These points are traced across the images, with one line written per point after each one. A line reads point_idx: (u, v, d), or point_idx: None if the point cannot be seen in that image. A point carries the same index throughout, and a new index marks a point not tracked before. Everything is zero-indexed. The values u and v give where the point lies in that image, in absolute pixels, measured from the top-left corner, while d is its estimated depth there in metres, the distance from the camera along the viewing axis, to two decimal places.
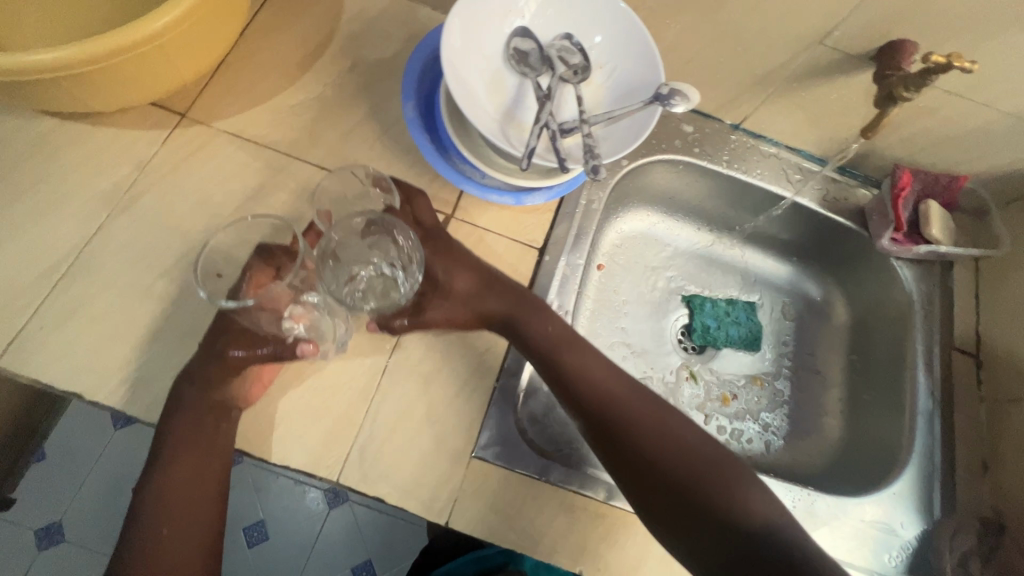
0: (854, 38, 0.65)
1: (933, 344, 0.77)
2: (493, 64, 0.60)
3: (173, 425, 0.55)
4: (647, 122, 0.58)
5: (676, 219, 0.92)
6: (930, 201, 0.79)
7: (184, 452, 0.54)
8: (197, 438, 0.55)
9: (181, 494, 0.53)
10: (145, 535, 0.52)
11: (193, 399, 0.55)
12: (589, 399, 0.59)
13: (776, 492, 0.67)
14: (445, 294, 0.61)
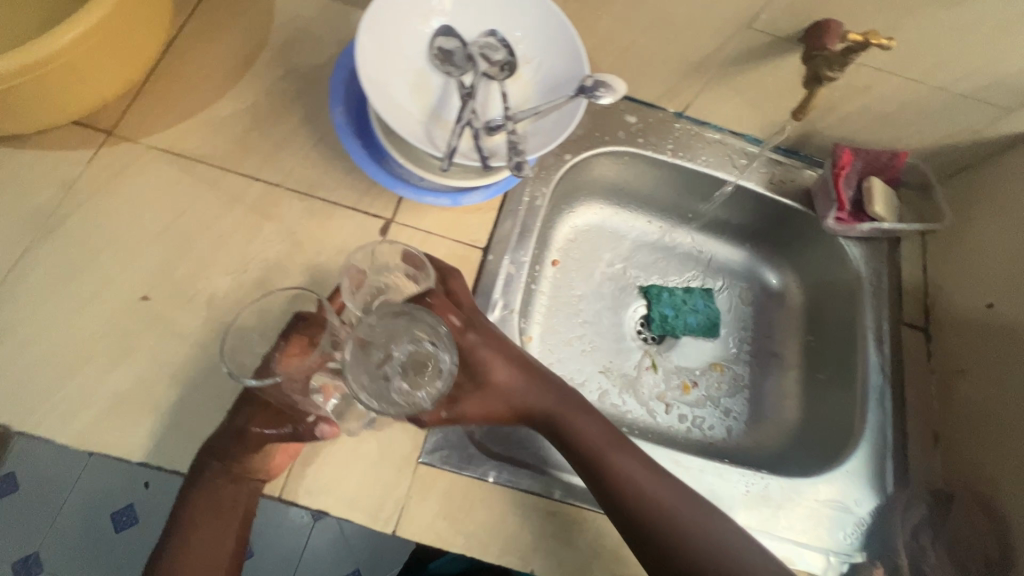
0: (780, 20, 0.65)
1: (882, 321, 0.78)
2: (417, 64, 0.60)
3: (196, 494, 0.55)
4: (572, 116, 0.58)
5: (630, 210, 0.92)
6: (872, 177, 0.79)
7: (207, 521, 0.56)
8: (222, 509, 0.56)
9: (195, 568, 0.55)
10: None
11: (219, 470, 0.56)
12: (623, 501, 0.57)
13: (730, 477, 0.68)
14: (483, 387, 0.59)
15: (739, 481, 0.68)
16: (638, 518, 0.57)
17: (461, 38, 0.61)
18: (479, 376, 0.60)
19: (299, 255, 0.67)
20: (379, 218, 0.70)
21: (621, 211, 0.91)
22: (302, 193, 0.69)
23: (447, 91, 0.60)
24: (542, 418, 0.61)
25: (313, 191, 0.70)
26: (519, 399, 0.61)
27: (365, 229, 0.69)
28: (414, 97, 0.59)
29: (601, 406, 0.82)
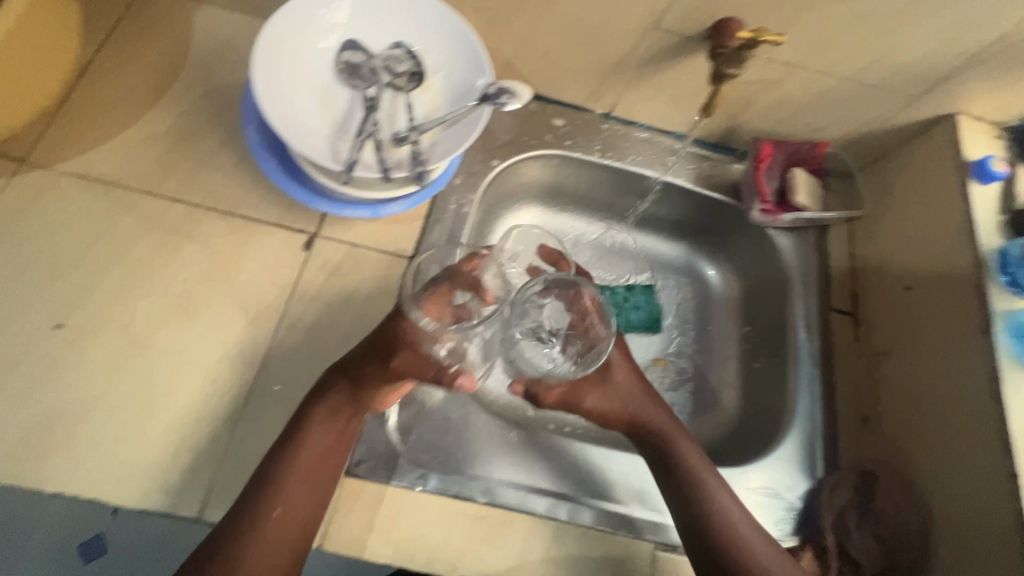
0: (683, 21, 0.67)
1: (811, 307, 0.80)
2: (322, 79, 0.60)
3: (305, 419, 0.57)
4: (475, 125, 0.59)
5: (567, 210, 0.92)
6: (795, 167, 0.81)
7: (308, 447, 0.56)
8: (327, 436, 0.57)
9: (296, 485, 0.55)
10: (261, 503, 0.54)
11: (334, 394, 0.58)
12: (701, 521, 0.60)
13: None
14: (604, 387, 0.66)
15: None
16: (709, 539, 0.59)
17: (366, 51, 0.61)
18: (603, 382, 0.66)
19: (222, 274, 0.67)
20: (304, 232, 0.70)
21: (558, 212, 0.92)
22: (223, 211, 0.69)
23: (355, 104, 0.61)
24: (647, 426, 0.65)
25: (234, 209, 0.70)
26: (634, 408, 0.66)
27: (288, 245, 0.69)
28: (320, 112, 0.59)
29: None
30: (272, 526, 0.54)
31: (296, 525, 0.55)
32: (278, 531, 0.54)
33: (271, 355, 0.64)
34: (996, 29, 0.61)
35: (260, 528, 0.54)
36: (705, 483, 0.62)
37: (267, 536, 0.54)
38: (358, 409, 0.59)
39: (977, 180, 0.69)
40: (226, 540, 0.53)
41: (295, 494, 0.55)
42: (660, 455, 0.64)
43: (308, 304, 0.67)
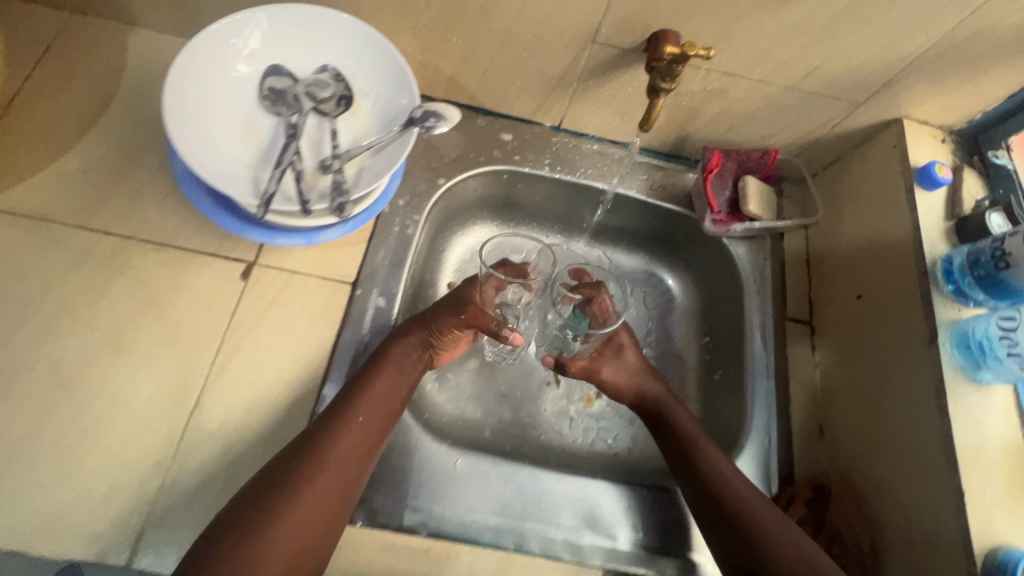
0: (619, 34, 0.65)
1: (767, 317, 0.78)
2: (245, 107, 0.58)
3: (384, 350, 0.65)
4: (403, 149, 0.58)
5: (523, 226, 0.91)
6: (746, 176, 0.80)
7: (386, 371, 0.64)
8: (402, 366, 0.65)
9: (369, 407, 0.61)
10: (340, 418, 0.59)
11: (407, 333, 0.67)
12: (704, 482, 0.63)
13: (609, 494, 0.67)
14: (617, 361, 0.73)
15: (620, 497, 0.67)
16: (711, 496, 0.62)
17: (292, 76, 0.59)
18: (617, 357, 0.73)
19: (155, 308, 0.65)
20: (241, 261, 0.68)
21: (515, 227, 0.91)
22: (156, 243, 0.67)
23: (280, 132, 0.59)
24: (653, 400, 0.72)
25: (169, 240, 0.68)
26: (641, 382, 0.73)
27: (225, 275, 0.67)
28: (242, 141, 0.57)
29: (502, 425, 0.80)
30: (352, 432, 0.59)
31: (370, 436, 0.60)
32: (355, 436, 0.59)
33: (207, 390, 0.62)
34: (934, 34, 0.60)
35: (343, 430, 0.59)
36: (708, 454, 0.65)
37: (347, 440, 0.58)
38: (424, 354, 0.69)
39: (921, 187, 0.68)
40: (314, 436, 0.58)
41: (373, 409, 0.61)
42: (666, 426, 0.70)
43: (244, 336, 0.65)
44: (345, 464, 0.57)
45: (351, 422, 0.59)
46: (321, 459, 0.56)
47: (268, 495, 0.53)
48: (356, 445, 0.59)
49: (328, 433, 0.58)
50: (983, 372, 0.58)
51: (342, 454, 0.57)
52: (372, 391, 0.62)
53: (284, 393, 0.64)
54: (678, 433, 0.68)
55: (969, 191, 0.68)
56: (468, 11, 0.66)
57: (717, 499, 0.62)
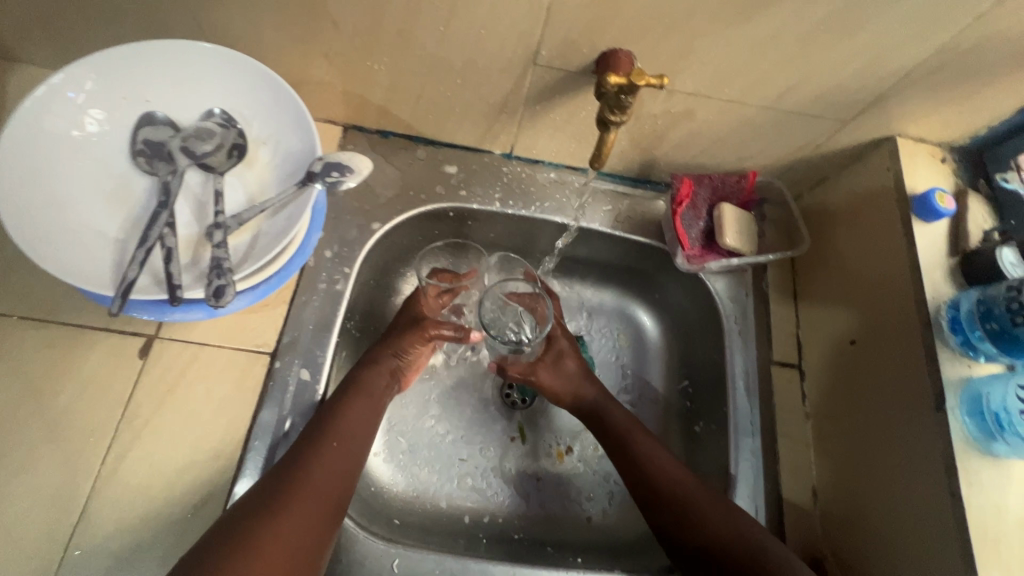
0: (564, 56, 0.56)
1: (751, 363, 0.69)
2: (112, 167, 0.48)
3: (354, 377, 0.62)
4: (303, 210, 0.49)
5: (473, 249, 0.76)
6: (722, 204, 0.70)
7: (358, 397, 0.60)
8: (371, 390, 0.61)
9: (344, 429, 0.57)
10: (319, 443, 0.55)
11: (375, 359, 0.64)
12: (665, 495, 0.59)
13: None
14: (555, 366, 0.67)
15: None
16: (677, 510, 0.58)
17: (170, 125, 0.50)
18: (556, 365, 0.67)
19: (34, 398, 0.55)
20: (140, 335, 0.59)
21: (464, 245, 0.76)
22: (36, 319, 0.58)
23: (156, 194, 0.49)
24: (597, 411, 0.66)
25: (50, 315, 0.58)
26: (579, 388, 0.67)
27: (119, 353, 0.58)
28: (110, 210, 0.47)
29: (460, 492, 0.71)
30: (328, 464, 0.54)
31: (347, 470, 0.55)
32: (331, 466, 0.54)
33: (97, 494, 0.53)
34: (932, 44, 0.51)
35: (319, 461, 0.53)
36: (664, 466, 0.61)
37: (321, 472, 0.53)
38: (389, 373, 0.64)
39: (920, 218, 0.59)
40: (288, 471, 0.52)
41: (346, 438, 0.56)
42: (611, 435, 0.65)
43: (142, 426, 0.56)
44: (330, 488, 0.53)
45: (327, 451, 0.54)
46: (297, 493, 0.50)
47: (236, 535, 0.46)
48: (333, 476, 0.54)
49: (308, 456, 0.53)
50: (997, 444, 0.49)
51: (317, 488, 0.52)
52: (348, 421, 0.58)
53: (192, 490, 0.55)
54: (630, 445, 0.63)
55: (975, 221, 0.59)
56: (385, 36, 0.56)
57: (683, 514, 0.57)
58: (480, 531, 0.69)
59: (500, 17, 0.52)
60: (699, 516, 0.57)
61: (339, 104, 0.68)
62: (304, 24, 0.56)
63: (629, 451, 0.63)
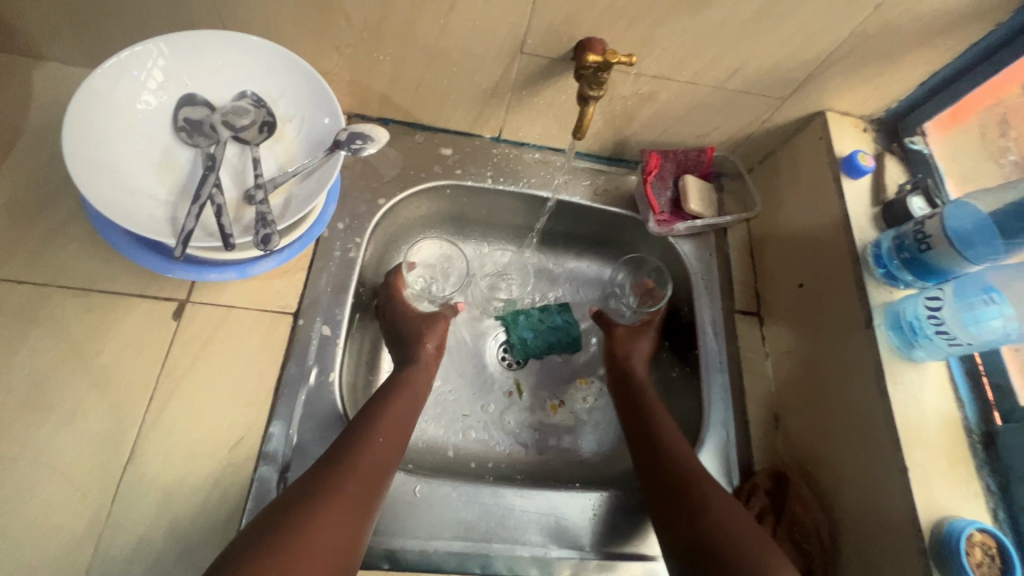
0: (547, 44, 0.65)
1: (717, 312, 0.79)
2: (159, 141, 0.55)
3: (400, 376, 0.68)
4: (329, 174, 0.56)
5: (552, 274, 0.91)
6: (686, 175, 0.81)
7: (397, 399, 0.65)
8: (407, 394, 0.66)
9: (389, 422, 0.62)
10: (368, 433, 0.59)
11: (414, 356, 0.71)
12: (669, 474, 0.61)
13: (567, 496, 0.66)
14: (639, 331, 0.80)
15: (585, 505, 0.66)
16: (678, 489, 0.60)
17: (208, 104, 0.57)
18: (633, 335, 0.80)
19: (77, 357, 0.60)
20: (173, 299, 0.65)
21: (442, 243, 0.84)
22: (76, 288, 0.63)
23: (199, 163, 0.56)
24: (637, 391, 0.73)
25: (89, 284, 0.63)
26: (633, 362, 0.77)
27: (155, 316, 0.64)
28: (159, 179, 0.54)
29: (465, 443, 0.79)
30: (374, 453, 0.58)
31: (388, 460, 0.59)
32: (380, 452, 0.59)
33: (143, 439, 0.59)
34: (846, 30, 0.62)
35: (368, 453, 0.58)
36: (681, 451, 0.63)
37: (368, 463, 0.57)
38: (425, 359, 0.72)
39: (847, 176, 0.71)
40: (340, 457, 0.56)
41: (389, 434, 0.61)
42: (639, 420, 0.69)
43: (180, 379, 0.62)
44: (376, 476, 0.57)
45: (372, 444, 0.59)
46: (349, 478, 0.55)
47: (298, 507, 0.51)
48: (380, 465, 0.58)
49: (356, 445, 0.58)
50: (917, 350, 0.59)
51: (363, 473, 0.56)
52: (390, 417, 0.62)
53: (225, 436, 0.60)
54: (654, 430, 0.67)
55: (892, 178, 0.71)
56: (391, 29, 0.65)
57: (682, 488, 0.59)
58: (484, 473, 0.76)
59: (492, 10, 0.61)
60: (699, 492, 0.59)
61: (345, 94, 0.75)
62: (319, 20, 0.64)
63: (649, 433, 0.66)
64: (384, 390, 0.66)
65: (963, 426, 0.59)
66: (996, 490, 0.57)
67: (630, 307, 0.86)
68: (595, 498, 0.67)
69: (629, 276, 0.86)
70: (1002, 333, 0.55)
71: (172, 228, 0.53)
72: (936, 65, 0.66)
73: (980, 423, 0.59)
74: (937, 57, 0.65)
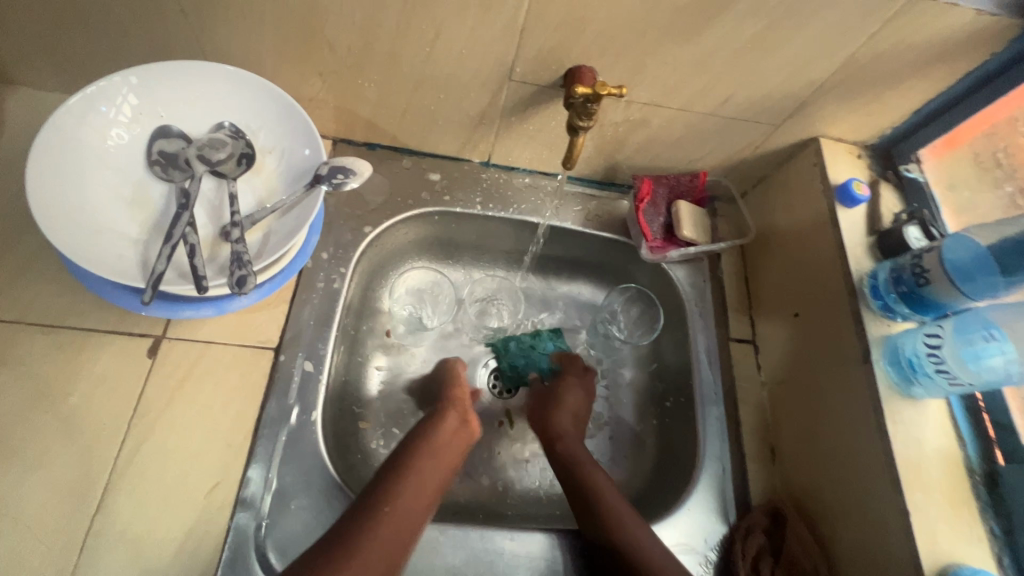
0: (535, 72, 0.64)
1: (711, 340, 0.77)
2: (131, 176, 0.53)
3: (431, 430, 0.66)
4: (310, 211, 0.54)
5: (540, 297, 0.88)
6: (678, 201, 0.79)
7: (425, 455, 0.62)
8: (437, 445, 0.64)
9: (412, 489, 0.59)
10: (386, 503, 0.56)
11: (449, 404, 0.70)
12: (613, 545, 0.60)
13: (517, 535, 0.64)
14: (567, 385, 0.76)
15: (537, 544, 0.64)
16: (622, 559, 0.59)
17: (183, 137, 0.55)
18: (557, 391, 0.76)
19: (45, 399, 0.58)
20: (147, 335, 0.62)
21: (431, 273, 0.84)
22: (45, 325, 0.60)
23: (173, 199, 0.54)
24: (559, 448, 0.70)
25: (59, 320, 0.61)
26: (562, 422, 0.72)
27: (128, 353, 0.61)
28: (130, 216, 0.52)
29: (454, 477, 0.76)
30: (390, 527, 0.55)
31: (407, 533, 0.56)
32: (398, 526, 0.55)
33: (113, 486, 0.56)
34: (839, 59, 0.61)
35: (399, 512, 0.56)
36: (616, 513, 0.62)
37: (398, 525, 0.55)
38: (458, 407, 0.70)
39: (842, 205, 0.69)
40: (368, 514, 0.55)
41: (416, 497, 0.58)
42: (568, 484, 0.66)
43: (154, 420, 0.59)
44: (391, 553, 0.54)
45: (402, 501, 0.57)
46: (377, 540, 0.53)
47: None
48: (396, 542, 0.55)
49: (373, 519, 0.55)
50: (915, 387, 0.58)
51: (390, 533, 0.54)
52: (414, 482, 0.59)
53: (201, 480, 0.58)
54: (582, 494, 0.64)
55: (887, 207, 0.70)
56: (375, 56, 0.63)
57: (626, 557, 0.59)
58: (474, 508, 0.73)
59: (478, 39, 0.60)
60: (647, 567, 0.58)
61: (329, 119, 0.73)
62: (301, 48, 0.62)
63: (580, 497, 0.64)
64: (410, 449, 0.63)
65: (964, 465, 0.57)
66: (999, 534, 0.55)
67: (619, 336, 0.85)
68: (547, 537, 0.64)
69: (621, 301, 0.85)
70: (1003, 373, 0.54)
71: (143, 268, 0.50)
72: (931, 93, 0.65)
73: (982, 462, 0.58)
74: (932, 85, 0.64)
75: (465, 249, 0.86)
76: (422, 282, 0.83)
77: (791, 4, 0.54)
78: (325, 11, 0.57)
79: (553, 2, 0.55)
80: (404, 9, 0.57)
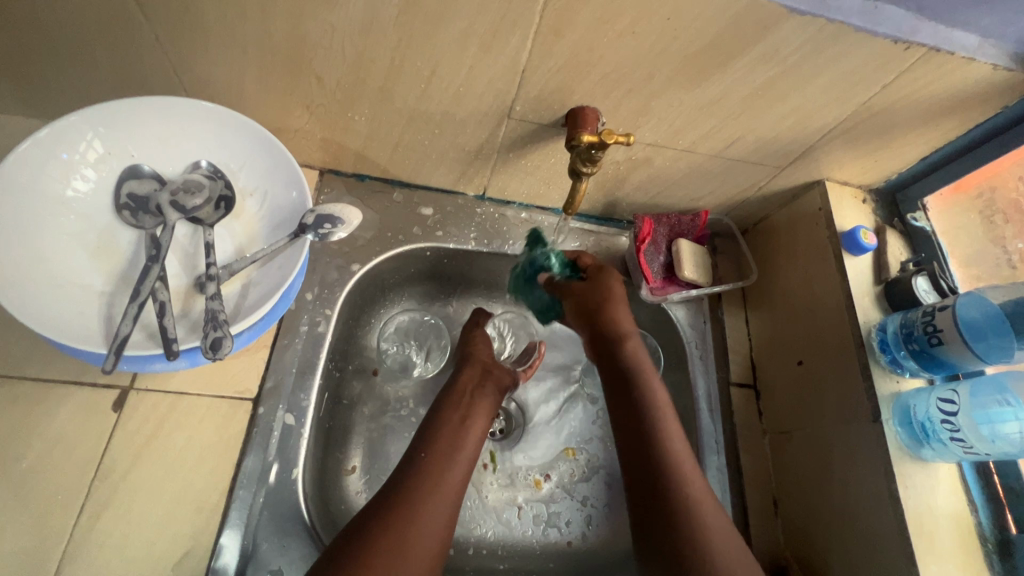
0: (537, 111, 0.61)
1: (712, 385, 0.74)
2: (98, 223, 0.50)
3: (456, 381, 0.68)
4: (295, 261, 0.52)
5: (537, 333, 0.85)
6: (679, 239, 0.76)
7: (451, 402, 0.64)
8: (460, 391, 0.66)
9: (446, 430, 0.60)
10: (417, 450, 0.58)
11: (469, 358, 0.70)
12: (658, 469, 0.55)
13: None
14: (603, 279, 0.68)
15: None
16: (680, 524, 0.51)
17: (156, 179, 0.52)
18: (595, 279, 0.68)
19: None
20: (113, 386, 0.57)
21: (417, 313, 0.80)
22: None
23: (143, 247, 0.51)
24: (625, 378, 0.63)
25: (13, 372, 0.55)
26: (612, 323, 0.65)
27: (91, 407, 0.56)
28: (97, 266, 0.49)
29: None
30: (428, 460, 0.57)
31: (445, 466, 0.57)
32: (438, 462, 0.57)
33: (69, 557, 0.51)
34: (852, 105, 0.58)
35: (437, 452, 0.58)
36: (668, 439, 0.57)
37: (446, 462, 0.57)
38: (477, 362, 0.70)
39: (849, 251, 0.67)
40: (410, 457, 0.58)
41: (444, 438, 0.60)
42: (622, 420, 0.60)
43: (118, 481, 0.54)
44: (442, 482, 0.55)
45: (439, 446, 0.59)
46: (434, 479, 0.55)
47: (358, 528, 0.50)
48: (445, 474, 0.56)
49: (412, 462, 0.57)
50: (926, 450, 0.56)
51: (439, 461, 0.57)
52: (448, 429, 0.61)
53: (167, 548, 0.53)
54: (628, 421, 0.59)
55: (894, 254, 0.69)
56: (367, 92, 0.59)
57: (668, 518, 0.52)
58: (463, 564, 0.68)
59: (478, 77, 0.57)
60: (685, 504, 0.52)
61: (317, 150, 0.69)
62: (286, 82, 0.58)
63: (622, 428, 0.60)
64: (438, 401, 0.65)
65: (977, 533, 0.56)
66: None
67: None
68: None
69: None
70: (1017, 441, 0.52)
71: (107, 325, 0.48)
72: (940, 141, 0.64)
73: (994, 530, 0.57)
74: (941, 135, 0.62)
75: (457, 284, 0.82)
76: (413, 320, 0.79)
77: (806, 51, 0.52)
78: (313, 45, 0.53)
79: (557, 43, 0.52)
80: (399, 46, 0.53)
